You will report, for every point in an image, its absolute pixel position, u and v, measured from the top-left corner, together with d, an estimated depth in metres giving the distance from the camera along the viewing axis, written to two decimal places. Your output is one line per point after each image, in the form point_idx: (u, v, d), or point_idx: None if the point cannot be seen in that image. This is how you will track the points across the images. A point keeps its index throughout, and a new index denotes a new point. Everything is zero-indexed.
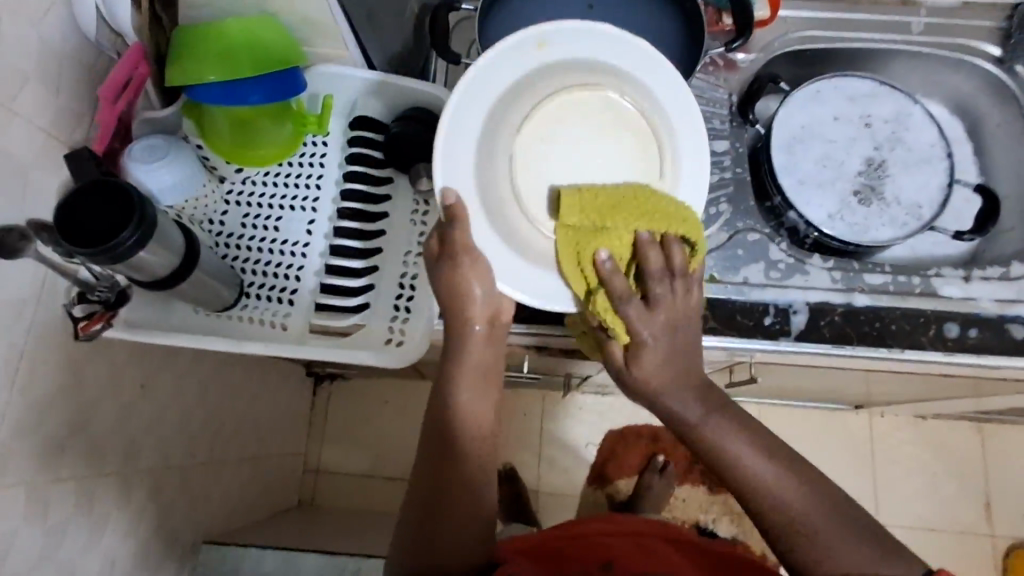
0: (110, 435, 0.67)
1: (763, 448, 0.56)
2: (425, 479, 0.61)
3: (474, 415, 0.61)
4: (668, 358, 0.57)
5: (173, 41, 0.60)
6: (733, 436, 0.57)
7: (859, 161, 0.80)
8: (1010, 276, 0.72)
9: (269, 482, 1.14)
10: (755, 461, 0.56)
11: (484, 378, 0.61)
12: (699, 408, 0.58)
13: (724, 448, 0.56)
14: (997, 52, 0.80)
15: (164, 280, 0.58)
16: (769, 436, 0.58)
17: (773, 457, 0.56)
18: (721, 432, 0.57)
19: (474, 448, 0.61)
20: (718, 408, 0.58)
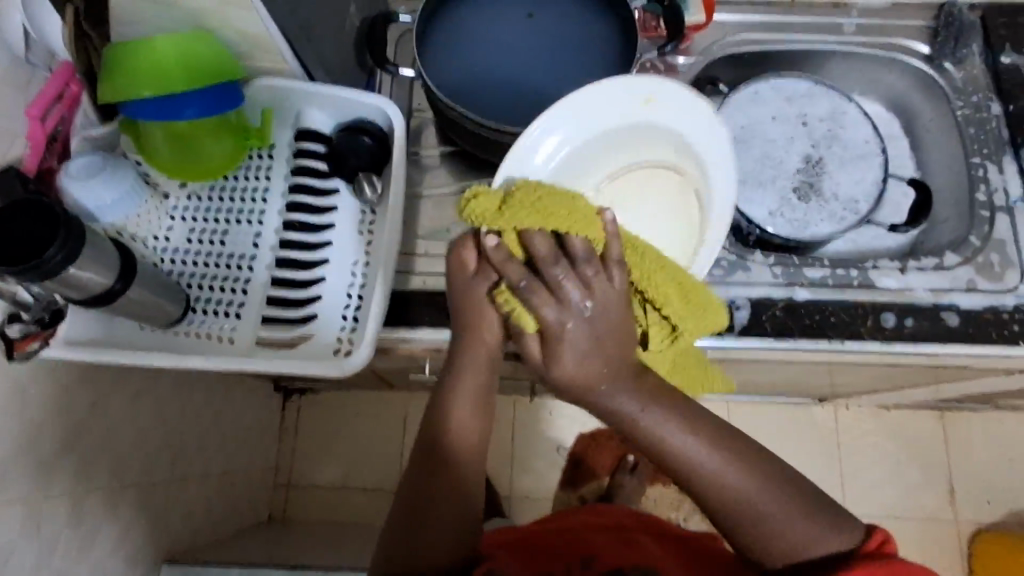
0: (57, 458, 0.65)
1: (712, 442, 0.56)
2: (412, 480, 0.62)
3: (466, 425, 0.62)
4: (588, 350, 0.52)
5: (104, 60, 0.60)
6: (685, 436, 0.55)
7: (797, 159, 0.84)
8: (944, 265, 0.73)
9: (237, 499, 1.12)
10: (697, 451, 0.55)
11: (487, 393, 0.63)
12: (636, 403, 0.55)
13: (670, 444, 0.55)
14: (926, 50, 0.83)
15: (99, 300, 0.58)
16: (711, 422, 0.57)
17: (717, 450, 0.56)
18: (655, 428, 0.55)
19: (466, 459, 0.62)
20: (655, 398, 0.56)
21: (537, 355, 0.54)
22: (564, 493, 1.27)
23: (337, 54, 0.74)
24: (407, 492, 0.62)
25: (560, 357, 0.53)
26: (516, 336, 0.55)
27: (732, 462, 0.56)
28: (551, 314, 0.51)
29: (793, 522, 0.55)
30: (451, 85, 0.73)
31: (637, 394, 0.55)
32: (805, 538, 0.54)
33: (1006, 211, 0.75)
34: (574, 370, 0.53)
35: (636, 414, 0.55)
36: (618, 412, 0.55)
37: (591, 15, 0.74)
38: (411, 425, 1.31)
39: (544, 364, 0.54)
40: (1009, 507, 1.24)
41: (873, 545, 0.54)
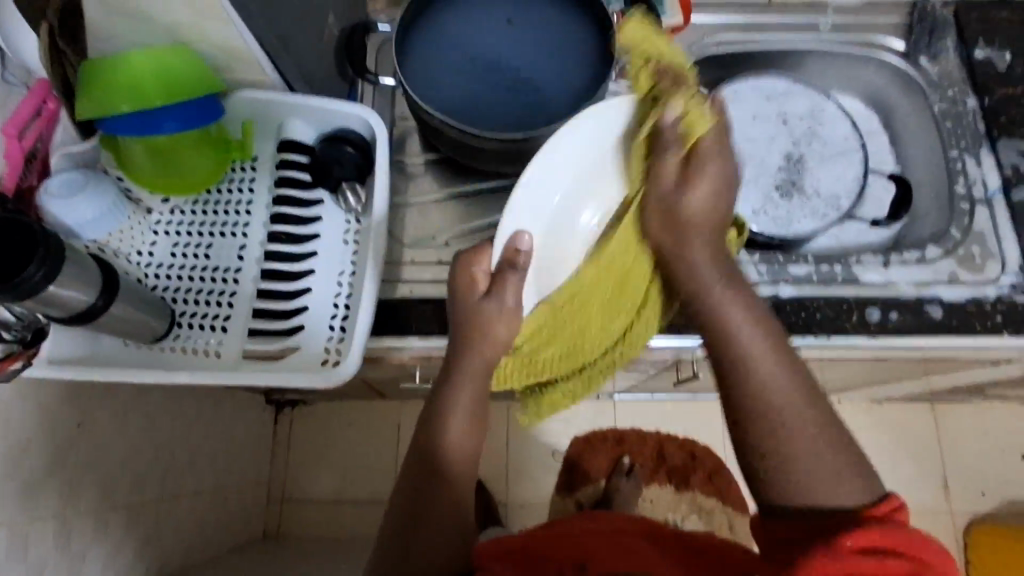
0: (43, 477, 0.65)
1: (779, 351, 0.58)
2: (412, 485, 0.62)
3: (463, 432, 0.63)
4: (714, 197, 0.60)
5: (81, 76, 0.60)
6: (753, 330, 0.58)
7: (779, 157, 0.85)
8: (926, 259, 0.74)
9: (231, 513, 1.11)
10: (760, 347, 0.57)
11: (482, 402, 0.63)
12: (719, 272, 0.60)
13: (730, 323, 0.59)
14: (902, 47, 0.85)
15: (80, 317, 0.57)
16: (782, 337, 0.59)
17: (785, 361, 0.57)
18: (724, 302, 0.59)
19: (460, 468, 0.63)
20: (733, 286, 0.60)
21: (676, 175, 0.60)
22: (560, 497, 1.26)
23: (317, 65, 0.75)
24: (406, 495, 0.62)
25: (682, 198, 0.59)
26: (662, 150, 0.60)
27: (780, 368, 0.57)
28: (713, 136, 0.59)
29: (818, 458, 0.54)
30: (433, 93, 0.73)
31: (722, 270, 0.61)
32: (826, 473, 0.53)
33: (985, 203, 0.76)
34: (706, 207, 0.60)
35: (713, 284, 0.60)
36: (696, 272, 0.60)
37: (569, 19, 0.75)
38: (405, 434, 1.31)
39: (678, 190, 0.59)
40: (1002, 496, 1.25)
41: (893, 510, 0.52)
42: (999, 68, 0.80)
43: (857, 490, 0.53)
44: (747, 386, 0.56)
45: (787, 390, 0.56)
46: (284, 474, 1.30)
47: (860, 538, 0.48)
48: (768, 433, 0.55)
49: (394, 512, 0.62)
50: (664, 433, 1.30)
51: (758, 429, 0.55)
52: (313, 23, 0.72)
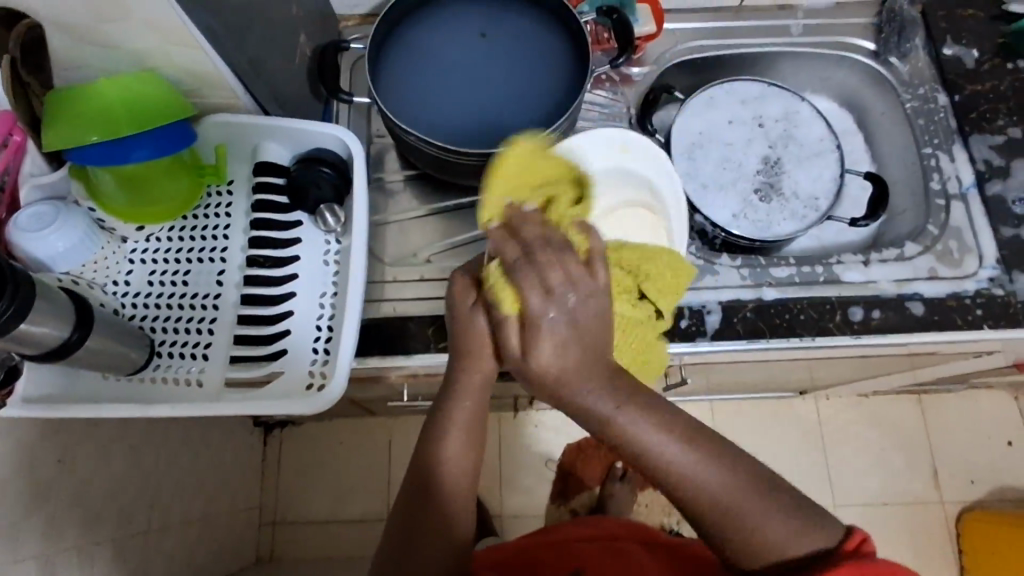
0: (24, 518, 0.63)
1: (691, 440, 0.51)
2: (406, 509, 0.61)
3: (459, 453, 0.61)
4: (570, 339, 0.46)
5: (47, 107, 0.59)
6: (658, 434, 0.49)
7: (757, 160, 0.85)
8: (905, 256, 0.75)
9: (222, 540, 1.09)
10: (676, 451, 0.50)
11: (477, 420, 0.62)
12: (613, 400, 0.49)
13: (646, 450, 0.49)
14: (872, 46, 0.85)
15: (54, 354, 0.56)
16: (693, 422, 0.51)
17: (700, 449, 0.50)
18: (630, 429, 0.49)
19: (456, 488, 0.61)
20: (627, 397, 0.49)
21: (516, 348, 0.48)
22: (554, 507, 1.25)
23: (291, 85, 0.74)
24: (403, 518, 0.60)
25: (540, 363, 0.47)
26: (497, 323, 0.49)
27: (709, 464, 0.51)
28: (538, 300, 0.45)
29: (779, 522, 0.50)
30: (408, 110, 0.73)
31: (614, 390, 0.49)
32: (789, 539, 0.50)
33: (960, 199, 0.77)
34: (558, 362, 0.46)
35: (609, 409, 0.48)
36: (590, 412, 0.49)
37: (543, 32, 0.75)
38: (397, 450, 1.30)
39: (525, 358, 0.47)
40: (991, 483, 1.27)
41: (862, 542, 0.51)
42: (967, 65, 0.82)
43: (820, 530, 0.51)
44: (682, 493, 0.51)
45: (724, 481, 0.50)
46: (275, 497, 1.28)
47: None
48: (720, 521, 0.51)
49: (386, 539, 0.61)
50: None
51: (716, 522, 0.51)
52: (285, 43, 0.71)
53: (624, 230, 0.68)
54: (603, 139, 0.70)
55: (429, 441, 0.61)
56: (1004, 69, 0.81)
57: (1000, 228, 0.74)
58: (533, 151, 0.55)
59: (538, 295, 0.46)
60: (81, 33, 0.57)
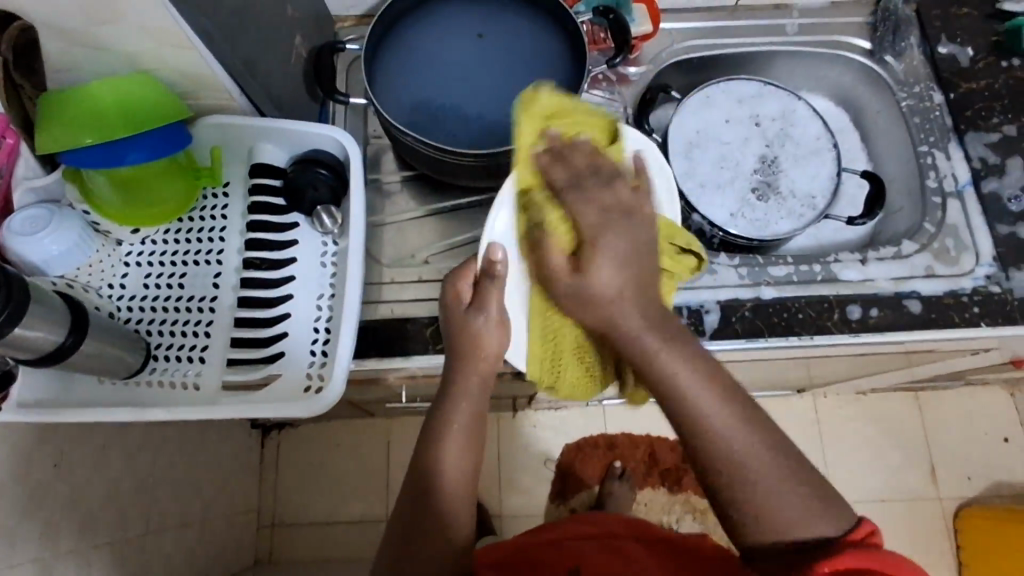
0: (20, 524, 0.62)
1: (728, 398, 0.51)
2: (406, 512, 0.60)
3: (458, 455, 0.61)
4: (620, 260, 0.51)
5: (40, 110, 0.58)
6: (695, 379, 0.51)
7: (754, 159, 0.86)
8: (902, 254, 0.75)
9: (221, 543, 1.09)
10: (708, 403, 0.50)
11: (477, 419, 0.62)
12: (656, 335, 0.51)
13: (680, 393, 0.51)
14: (868, 45, 0.85)
15: (49, 358, 0.55)
16: (735, 385, 0.52)
17: (736, 409, 0.51)
18: (667, 365, 0.50)
19: (456, 489, 0.61)
20: (668, 337, 0.51)
21: (565, 272, 0.53)
22: (553, 506, 1.25)
23: (287, 86, 0.74)
24: (402, 521, 0.60)
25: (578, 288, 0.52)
26: (541, 244, 0.55)
27: (744, 424, 0.51)
28: (590, 216, 0.51)
29: (793, 498, 0.49)
30: (405, 111, 0.73)
31: (660, 327, 0.51)
32: (801, 517, 0.49)
33: (956, 197, 0.77)
34: (606, 282, 0.50)
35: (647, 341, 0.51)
36: (630, 338, 0.51)
37: (539, 32, 0.75)
38: (395, 451, 1.29)
39: (577, 278, 0.51)
40: (988, 479, 1.27)
41: (869, 534, 0.49)
42: (961, 63, 0.82)
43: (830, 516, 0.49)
44: (709, 447, 0.50)
45: (755, 442, 0.50)
46: (273, 500, 1.27)
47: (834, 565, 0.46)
48: (736, 483, 0.50)
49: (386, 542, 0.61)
50: (654, 435, 1.30)
51: (730, 482, 0.50)
52: (280, 45, 0.71)
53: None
54: None
55: (429, 443, 0.61)
56: (999, 67, 0.81)
57: (996, 225, 0.74)
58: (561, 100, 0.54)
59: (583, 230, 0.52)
60: (74, 35, 0.56)
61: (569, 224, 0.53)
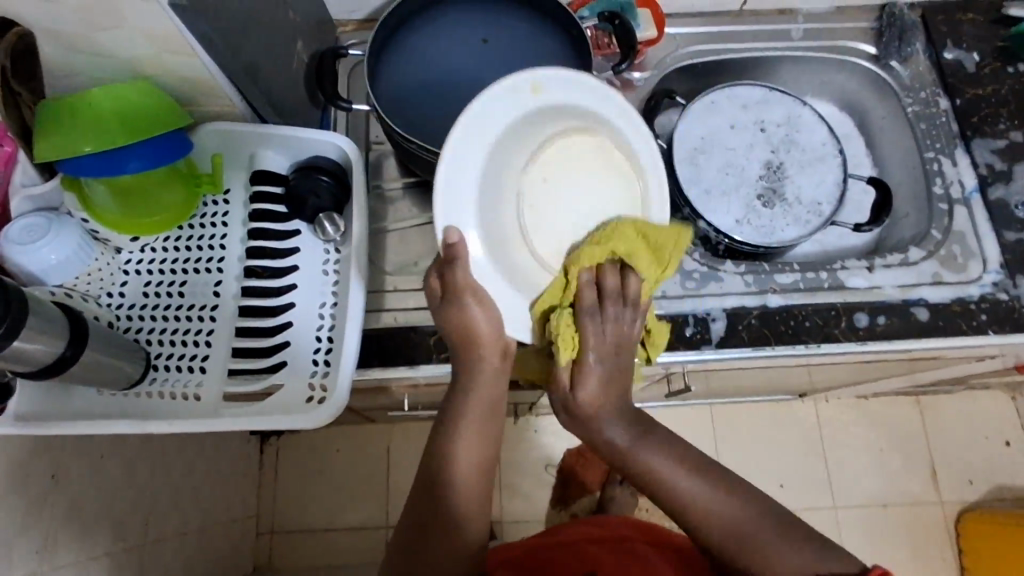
0: (18, 537, 0.61)
1: (701, 473, 0.58)
2: (417, 515, 0.60)
3: (469, 454, 0.60)
4: (607, 375, 0.59)
5: (38, 118, 0.58)
6: (669, 463, 0.58)
7: (759, 165, 0.85)
8: (909, 261, 0.75)
9: (220, 549, 1.07)
10: (689, 485, 0.58)
11: (491, 411, 0.61)
12: (628, 434, 0.60)
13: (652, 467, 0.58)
14: (873, 50, 0.85)
15: (49, 370, 0.54)
16: (704, 460, 0.60)
17: (709, 480, 0.58)
18: (647, 456, 0.59)
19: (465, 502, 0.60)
20: (641, 433, 0.60)
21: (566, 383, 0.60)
22: (555, 511, 1.24)
23: (288, 91, 0.73)
24: (414, 520, 0.60)
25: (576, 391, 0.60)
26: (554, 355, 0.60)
27: (728, 499, 0.57)
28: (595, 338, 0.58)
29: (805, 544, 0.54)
30: (409, 118, 0.72)
31: (631, 426, 0.60)
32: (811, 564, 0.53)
33: (963, 203, 0.77)
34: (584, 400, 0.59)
35: (629, 443, 0.59)
36: (610, 443, 0.60)
37: (544, 38, 0.74)
38: (396, 457, 1.28)
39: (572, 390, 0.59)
40: (989, 484, 1.27)
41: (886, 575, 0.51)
42: (967, 69, 0.82)
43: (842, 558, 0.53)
44: (705, 525, 0.56)
45: (743, 511, 0.56)
46: (273, 505, 1.26)
47: None
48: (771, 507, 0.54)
49: (397, 542, 0.60)
50: None
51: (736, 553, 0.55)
52: (282, 50, 0.70)
53: (574, 170, 0.61)
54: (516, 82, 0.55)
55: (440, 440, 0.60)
56: (1004, 73, 0.81)
57: (1002, 233, 0.74)
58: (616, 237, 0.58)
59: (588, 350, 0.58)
60: (74, 41, 0.55)
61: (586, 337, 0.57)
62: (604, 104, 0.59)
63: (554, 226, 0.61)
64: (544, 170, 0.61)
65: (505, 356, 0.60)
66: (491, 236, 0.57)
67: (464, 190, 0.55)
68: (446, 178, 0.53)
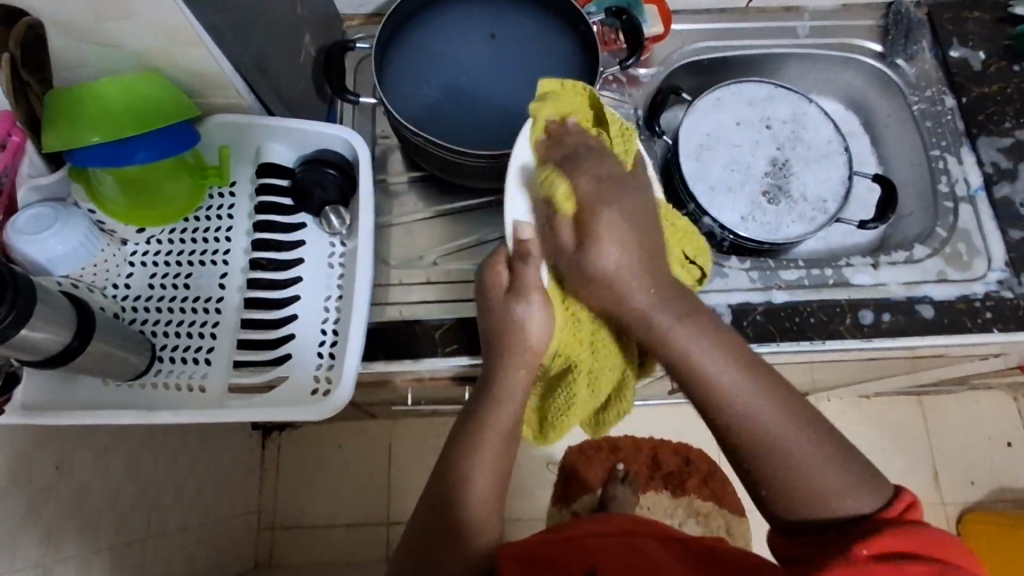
0: (21, 527, 0.61)
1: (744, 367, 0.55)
2: (431, 505, 0.60)
3: (489, 449, 0.60)
4: (624, 244, 0.56)
5: (47, 108, 0.58)
6: (711, 352, 0.55)
7: (764, 162, 0.85)
8: (914, 259, 0.75)
9: (221, 544, 1.07)
10: (730, 377, 0.54)
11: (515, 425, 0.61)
12: (670, 314, 0.56)
13: (691, 349, 0.55)
14: (879, 48, 0.85)
15: (55, 359, 0.55)
16: (746, 353, 0.56)
17: (749, 373, 0.55)
18: (688, 340, 0.55)
19: (476, 508, 0.59)
20: (684, 313, 0.56)
21: (574, 246, 0.57)
22: (556, 509, 1.24)
23: (295, 86, 0.73)
24: (424, 514, 0.60)
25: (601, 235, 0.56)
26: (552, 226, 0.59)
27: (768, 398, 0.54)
28: (586, 185, 0.58)
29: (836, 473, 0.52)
30: (415, 111, 0.72)
31: (672, 306, 0.56)
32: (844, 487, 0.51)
33: (968, 201, 0.77)
34: (610, 265, 0.56)
35: (670, 323, 0.56)
36: (647, 319, 0.56)
37: (552, 33, 0.74)
38: (397, 453, 1.28)
39: (582, 252, 0.56)
40: (991, 485, 1.27)
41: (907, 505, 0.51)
42: (974, 67, 0.82)
43: (875, 489, 0.52)
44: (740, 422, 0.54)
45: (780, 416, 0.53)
46: (274, 501, 1.26)
47: (874, 545, 0.47)
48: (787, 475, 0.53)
49: (412, 532, 0.60)
50: (658, 440, 1.29)
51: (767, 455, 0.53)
52: (290, 44, 0.70)
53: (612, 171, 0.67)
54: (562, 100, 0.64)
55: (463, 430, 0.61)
56: (1010, 71, 0.81)
57: (1007, 231, 0.74)
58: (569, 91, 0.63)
59: (576, 188, 0.58)
60: (83, 32, 0.56)
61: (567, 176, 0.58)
62: None
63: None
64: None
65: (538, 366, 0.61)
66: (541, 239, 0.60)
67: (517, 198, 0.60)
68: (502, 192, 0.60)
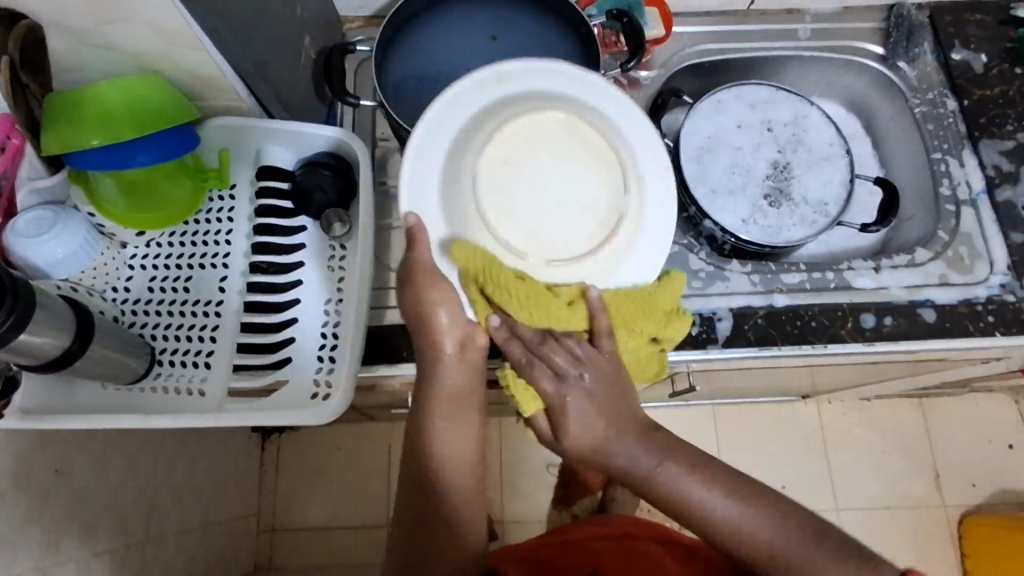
0: (22, 532, 0.61)
1: (730, 488, 0.55)
2: (410, 514, 0.61)
3: (451, 450, 0.60)
4: (591, 412, 0.56)
5: (46, 110, 0.58)
6: (696, 486, 0.55)
7: (766, 164, 0.85)
8: (916, 262, 0.74)
9: (221, 547, 1.07)
10: (724, 507, 0.54)
11: (460, 401, 0.60)
12: (650, 458, 0.56)
13: (678, 490, 0.55)
14: (880, 51, 0.85)
15: (55, 364, 0.54)
16: (729, 473, 0.57)
17: (735, 495, 0.55)
18: (672, 482, 0.55)
19: (455, 488, 0.60)
20: (664, 454, 0.56)
21: (550, 432, 0.58)
22: (557, 512, 1.23)
23: (295, 88, 0.73)
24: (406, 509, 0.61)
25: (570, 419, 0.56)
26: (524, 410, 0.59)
27: (760, 515, 0.54)
28: (551, 386, 0.56)
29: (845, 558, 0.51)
30: (416, 113, 0.72)
31: (649, 451, 0.56)
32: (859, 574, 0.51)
33: (970, 204, 0.77)
34: (587, 440, 0.56)
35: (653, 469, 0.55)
36: (634, 471, 0.56)
37: (553, 36, 0.74)
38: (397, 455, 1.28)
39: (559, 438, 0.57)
40: (993, 487, 1.26)
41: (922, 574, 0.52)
42: (975, 70, 0.82)
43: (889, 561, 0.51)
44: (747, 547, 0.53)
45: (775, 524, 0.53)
46: (274, 503, 1.26)
47: None
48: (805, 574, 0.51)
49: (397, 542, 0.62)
50: None
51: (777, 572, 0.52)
52: (290, 46, 0.70)
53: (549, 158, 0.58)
54: (476, 80, 0.58)
55: (423, 434, 0.60)
56: (1012, 74, 0.80)
57: (1010, 234, 0.74)
58: (486, 255, 0.54)
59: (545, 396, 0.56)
60: (81, 34, 0.55)
61: (531, 393, 0.57)
62: (567, 86, 0.60)
63: (521, 216, 0.57)
64: (520, 159, 0.58)
65: (465, 346, 0.58)
66: (446, 203, 0.57)
67: (426, 159, 0.57)
68: (416, 146, 0.57)
